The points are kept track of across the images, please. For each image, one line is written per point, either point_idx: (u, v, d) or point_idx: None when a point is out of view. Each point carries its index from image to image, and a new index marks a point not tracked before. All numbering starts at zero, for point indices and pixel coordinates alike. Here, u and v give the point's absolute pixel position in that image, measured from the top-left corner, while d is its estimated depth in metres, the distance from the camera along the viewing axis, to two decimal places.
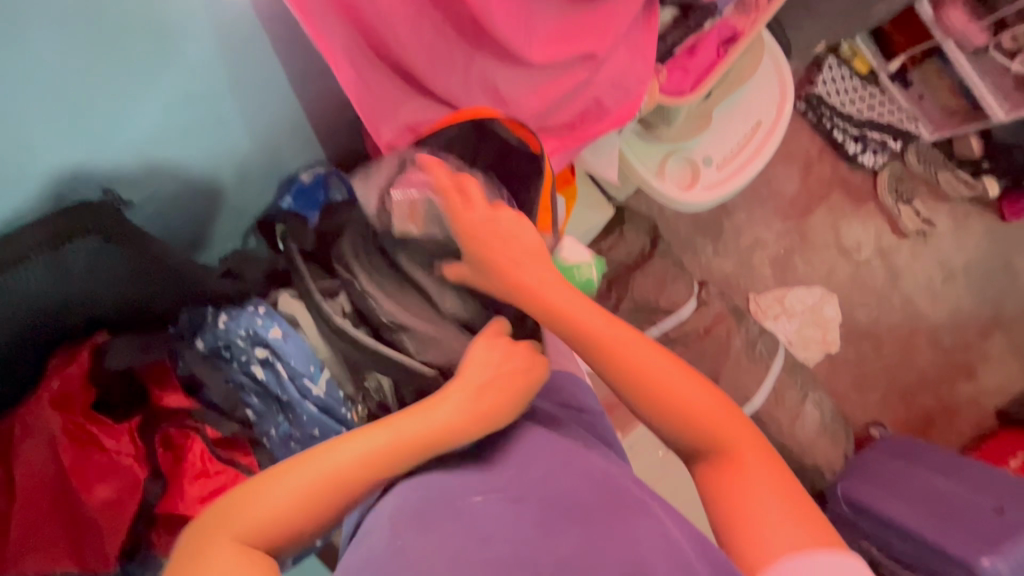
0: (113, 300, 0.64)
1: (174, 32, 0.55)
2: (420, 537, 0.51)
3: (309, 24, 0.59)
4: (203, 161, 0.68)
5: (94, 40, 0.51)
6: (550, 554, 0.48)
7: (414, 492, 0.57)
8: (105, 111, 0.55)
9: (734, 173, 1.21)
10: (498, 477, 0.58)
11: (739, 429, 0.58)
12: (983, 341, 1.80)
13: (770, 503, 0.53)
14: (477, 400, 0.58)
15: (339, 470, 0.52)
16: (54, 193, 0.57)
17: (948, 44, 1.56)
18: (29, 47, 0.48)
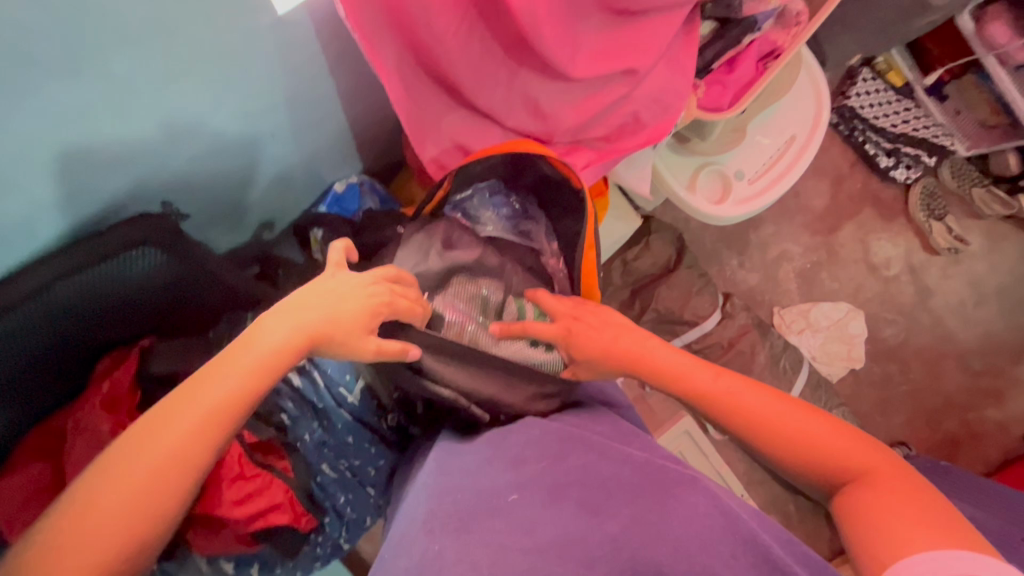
0: (164, 305, 0.66)
1: (244, 55, 0.56)
2: (459, 534, 0.53)
3: (365, 41, 0.60)
4: (250, 168, 0.70)
5: (170, 67, 0.51)
6: (600, 538, 0.52)
7: (450, 493, 0.59)
8: (169, 130, 0.57)
9: (765, 188, 1.20)
10: (529, 468, 0.60)
11: (869, 454, 0.57)
12: (1014, 365, 1.75)
13: (897, 509, 0.52)
14: (302, 327, 0.53)
15: (163, 451, 0.46)
16: (114, 202, 0.59)
17: (990, 60, 1.53)
18: (111, 76, 0.48)
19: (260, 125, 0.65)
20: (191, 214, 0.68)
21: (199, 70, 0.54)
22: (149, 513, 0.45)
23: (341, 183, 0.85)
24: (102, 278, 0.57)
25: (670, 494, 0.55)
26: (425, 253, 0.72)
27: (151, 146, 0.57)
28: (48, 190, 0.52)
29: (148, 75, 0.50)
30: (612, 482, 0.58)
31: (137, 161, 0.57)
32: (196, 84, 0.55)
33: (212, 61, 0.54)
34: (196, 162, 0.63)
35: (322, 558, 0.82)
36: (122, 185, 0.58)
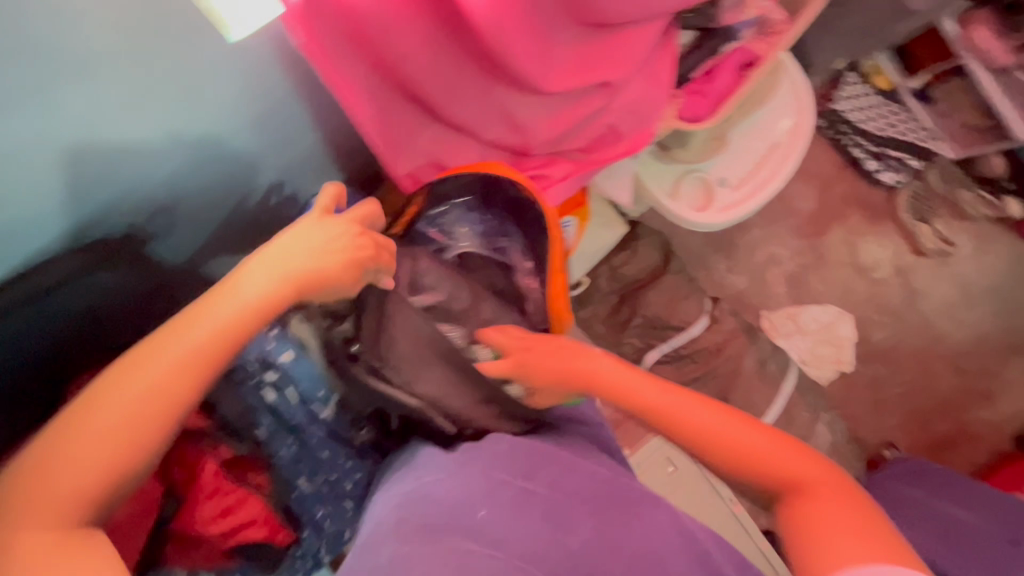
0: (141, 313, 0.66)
1: (204, 78, 0.58)
2: (427, 539, 0.53)
3: (325, 62, 0.61)
4: (221, 184, 0.71)
5: (130, 91, 0.54)
6: (562, 549, 0.53)
7: (419, 506, 0.58)
8: (136, 151, 0.59)
9: (750, 194, 1.20)
10: (497, 480, 0.60)
11: (811, 469, 0.58)
12: (1002, 366, 1.76)
13: (834, 520, 0.53)
14: (283, 278, 0.56)
15: (143, 391, 0.49)
16: (88, 223, 0.61)
17: (973, 63, 1.53)
18: (74, 102, 0.51)
19: (230, 143, 0.68)
20: (165, 234, 0.70)
21: (161, 92, 0.56)
22: (137, 449, 0.49)
23: (318, 197, 0.82)
24: (76, 296, 0.59)
25: (627, 510, 0.58)
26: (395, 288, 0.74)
27: (120, 167, 0.59)
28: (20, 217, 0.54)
29: (111, 100, 0.53)
30: (578, 496, 0.59)
31: (108, 185, 0.59)
32: (161, 106, 0.57)
33: (175, 83, 0.57)
34: (166, 180, 0.65)
35: (301, 573, 0.81)
36: (92, 207, 0.60)
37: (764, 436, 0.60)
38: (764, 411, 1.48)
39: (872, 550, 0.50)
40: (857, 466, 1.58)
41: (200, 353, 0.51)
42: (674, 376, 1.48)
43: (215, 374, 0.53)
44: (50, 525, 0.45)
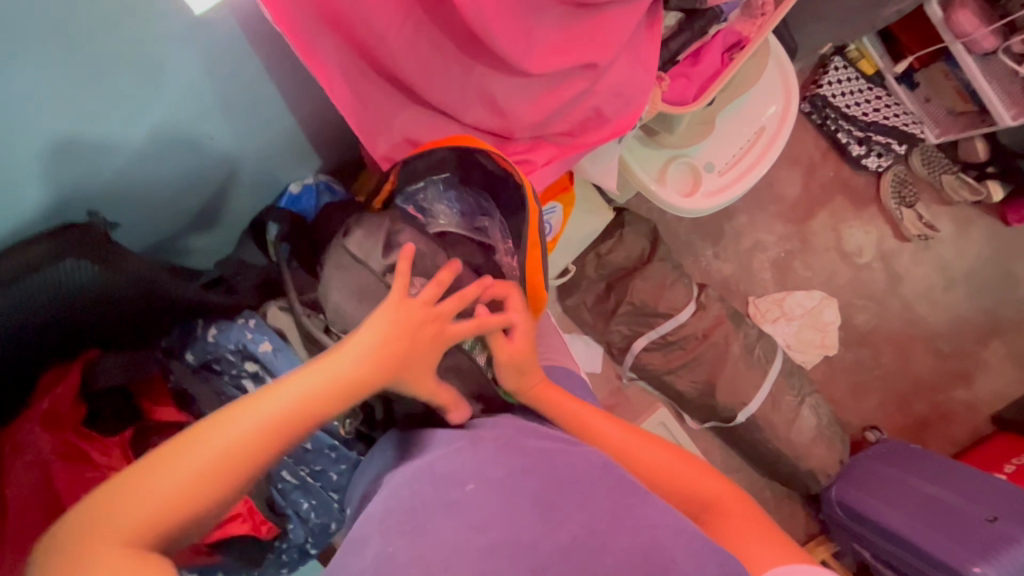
0: (115, 320, 0.63)
1: (162, 59, 0.54)
2: (413, 534, 0.54)
3: (295, 37, 0.58)
4: (190, 177, 0.67)
5: (77, 69, 0.50)
6: (553, 542, 0.52)
7: (412, 483, 0.60)
8: (88, 136, 0.55)
9: (736, 178, 1.20)
10: (489, 456, 0.61)
11: (715, 486, 0.71)
12: (982, 348, 1.79)
13: (750, 536, 0.64)
14: (371, 354, 0.57)
15: (218, 453, 0.49)
16: (39, 214, 0.57)
17: (957, 48, 1.53)
18: (11, 77, 0.47)
19: (196, 130, 0.63)
20: (129, 225, 0.66)
21: (113, 71, 0.52)
22: (198, 508, 0.48)
23: (296, 184, 0.81)
24: (39, 292, 0.55)
25: (627, 502, 0.56)
26: (372, 244, 0.72)
27: (71, 153, 0.55)
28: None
29: (54, 77, 0.49)
30: (567, 480, 0.58)
31: (58, 171, 0.55)
32: (112, 87, 0.53)
33: (127, 62, 0.52)
34: (127, 169, 0.61)
35: (288, 564, 0.80)
36: (43, 197, 0.56)
37: (677, 460, 0.73)
38: (749, 396, 1.50)
39: (786, 556, 0.61)
40: (842, 448, 1.60)
41: (299, 410, 0.53)
42: (662, 363, 1.50)
43: (295, 440, 0.53)
44: (118, 558, 0.44)
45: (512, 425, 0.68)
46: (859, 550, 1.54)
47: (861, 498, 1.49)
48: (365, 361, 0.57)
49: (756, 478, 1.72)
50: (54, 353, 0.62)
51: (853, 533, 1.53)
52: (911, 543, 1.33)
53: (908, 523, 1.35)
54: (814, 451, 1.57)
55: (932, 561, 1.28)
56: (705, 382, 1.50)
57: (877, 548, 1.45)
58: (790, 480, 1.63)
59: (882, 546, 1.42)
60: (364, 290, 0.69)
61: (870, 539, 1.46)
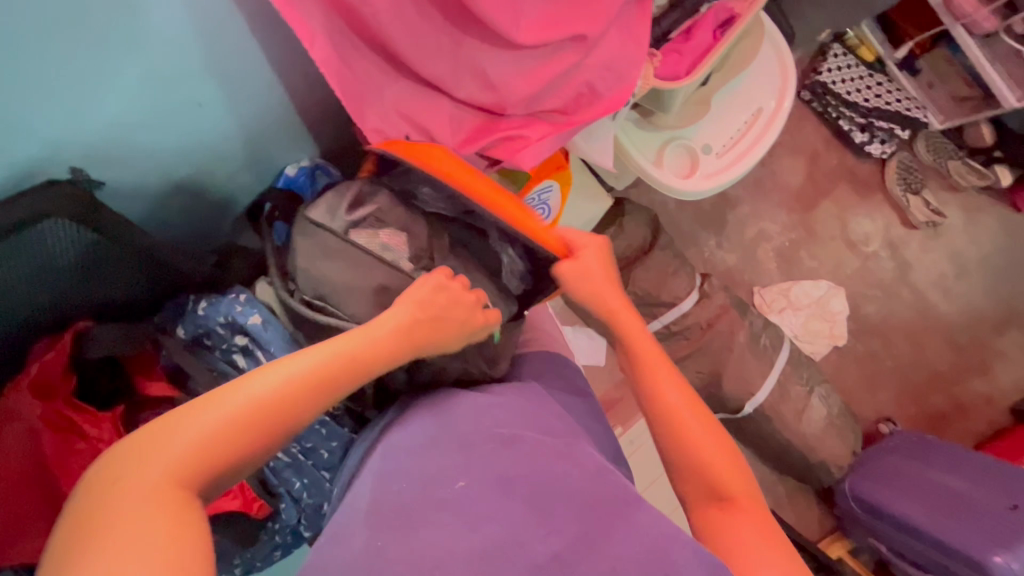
0: (101, 283, 0.62)
1: (146, 6, 0.52)
2: (403, 532, 0.50)
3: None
4: (179, 143, 0.65)
5: (60, 10, 0.47)
6: (544, 545, 0.49)
7: (397, 479, 0.56)
8: (73, 89, 0.52)
9: (735, 160, 1.18)
10: (477, 451, 0.58)
11: (739, 481, 0.64)
12: (997, 337, 1.75)
13: (750, 532, 0.60)
14: (420, 321, 0.60)
15: (276, 392, 0.49)
16: (24, 170, 0.54)
17: (958, 29, 1.51)
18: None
19: (182, 91, 0.61)
20: (120, 188, 0.64)
21: (96, 16, 0.50)
22: (244, 447, 0.48)
23: (292, 166, 0.81)
24: (25, 250, 0.54)
25: (618, 509, 0.53)
26: (336, 205, 0.74)
27: (58, 104, 0.52)
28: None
29: (38, 18, 0.46)
30: (558, 477, 0.56)
31: (46, 118, 0.52)
32: (98, 31, 0.51)
33: (112, 4, 0.50)
34: (116, 128, 0.58)
35: (282, 546, 0.79)
36: (32, 150, 0.53)
37: (713, 439, 0.67)
38: (757, 386, 1.47)
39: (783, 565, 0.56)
40: (854, 440, 1.57)
41: (322, 376, 0.52)
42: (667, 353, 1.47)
43: (340, 392, 0.54)
44: (167, 491, 0.42)
45: (492, 408, 0.66)
46: (875, 545, 1.49)
47: (878, 491, 1.45)
48: (380, 338, 0.57)
49: (766, 472, 1.69)
50: (46, 319, 0.61)
51: (868, 527, 1.49)
52: (931, 535, 1.28)
53: (928, 516, 1.30)
54: (825, 443, 1.53)
55: (953, 553, 1.23)
56: (711, 372, 1.47)
57: (895, 541, 1.40)
58: (802, 472, 1.59)
59: (902, 540, 1.37)
60: (328, 249, 0.70)
61: (888, 533, 1.41)
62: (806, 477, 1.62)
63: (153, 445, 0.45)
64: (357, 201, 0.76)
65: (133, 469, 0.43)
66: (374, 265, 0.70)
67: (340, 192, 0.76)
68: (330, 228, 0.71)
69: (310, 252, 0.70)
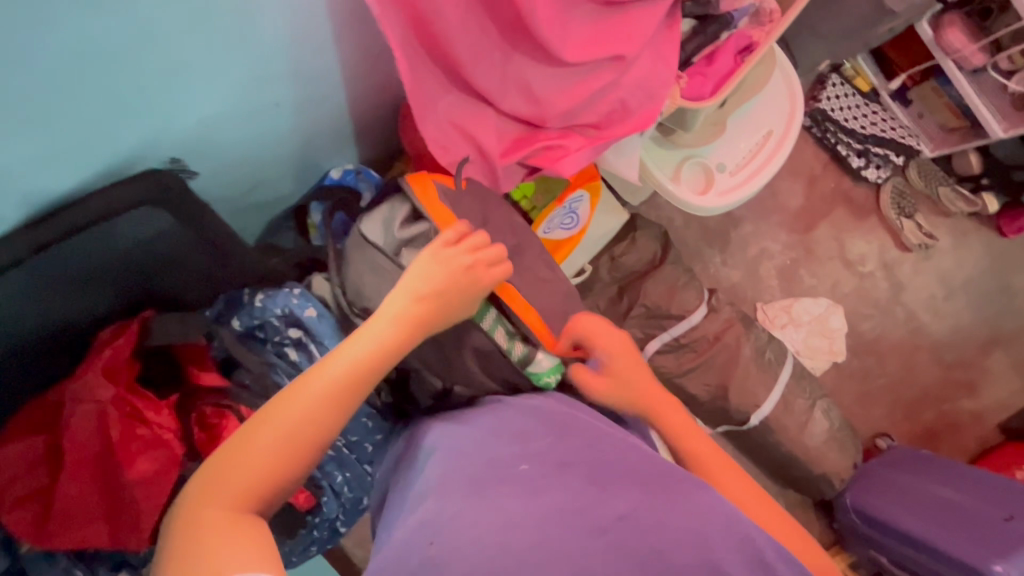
0: (168, 264, 0.66)
1: (256, 12, 0.55)
2: (472, 499, 0.53)
3: (376, 3, 0.62)
4: (255, 139, 0.69)
5: (189, 11, 0.50)
6: (611, 508, 0.51)
7: (461, 460, 0.60)
8: (179, 87, 0.55)
9: (745, 181, 1.24)
10: (535, 442, 0.61)
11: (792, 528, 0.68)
12: (985, 357, 1.82)
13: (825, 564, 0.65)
14: (412, 307, 0.60)
15: (300, 425, 0.54)
16: (124, 160, 0.58)
17: (949, 64, 1.60)
18: (130, 12, 0.47)
19: (267, 93, 0.64)
20: (202, 176, 0.67)
21: (214, 20, 0.53)
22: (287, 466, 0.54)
23: (336, 169, 0.83)
24: (93, 241, 0.57)
25: (676, 488, 0.55)
26: (390, 220, 0.75)
27: (167, 100, 0.56)
28: (66, 137, 0.52)
29: (168, 19, 0.49)
30: (615, 463, 0.58)
31: (154, 113, 0.56)
32: (213, 34, 0.54)
33: (229, 15, 0.53)
34: (207, 124, 0.61)
35: (318, 541, 0.82)
36: (135, 141, 0.57)
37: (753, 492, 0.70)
38: (762, 398, 1.51)
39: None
40: (855, 453, 1.61)
41: (367, 362, 0.57)
42: (676, 366, 1.50)
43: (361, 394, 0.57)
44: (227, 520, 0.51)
45: (546, 410, 0.68)
46: (876, 557, 1.52)
47: (878, 503, 1.48)
48: (411, 312, 0.60)
49: (768, 484, 1.72)
50: (121, 293, 0.65)
51: (869, 540, 1.53)
52: (929, 544, 1.32)
53: (928, 527, 1.34)
54: (826, 456, 1.57)
55: (951, 562, 1.26)
56: (717, 385, 1.51)
57: (895, 553, 1.43)
58: (804, 485, 1.63)
59: (901, 551, 1.40)
60: (376, 267, 0.71)
61: (889, 546, 1.45)
62: (806, 490, 1.66)
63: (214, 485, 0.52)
64: (412, 216, 0.76)
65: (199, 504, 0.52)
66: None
67: (396, 206, 0.76)
68: (379, 248, 0.72)
69: (361, 271, 0.71)
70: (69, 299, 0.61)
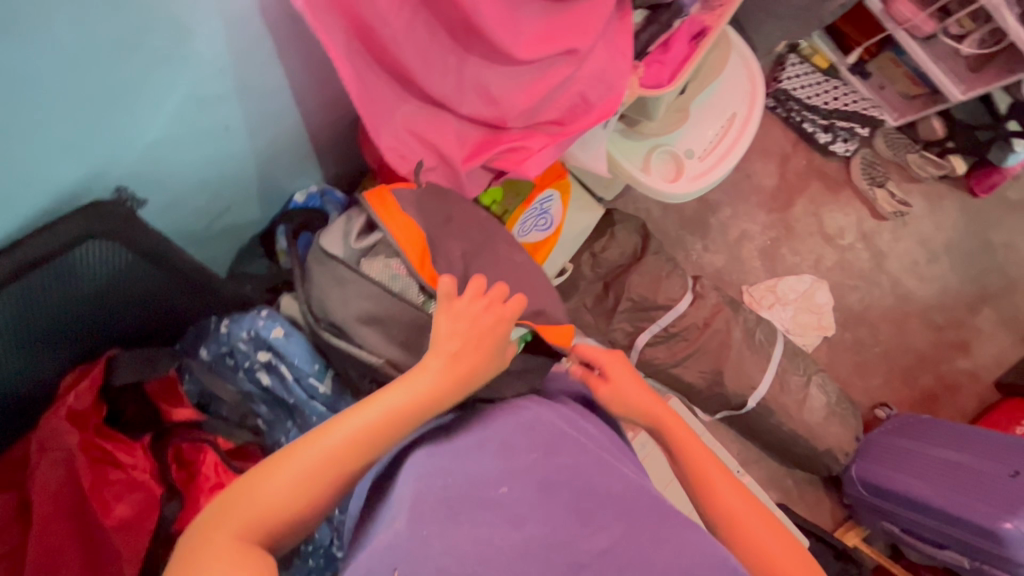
0: (127, 293, 0.65)
1: (190, 29, 0.54)
2: (445, 522, 0.50)
3: (315, 20, 0.60)
4: (208, 163, 0.68)
5: (118, 29, 0.49)
6: (591, 542, 0.50)
7: (441, 477, 0.56)
8: (118, 110, 0.54)
9: (716, 162, 1.25)
10: (519, 459, 0.59)
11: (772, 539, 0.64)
12: (974, 317, 1.83)
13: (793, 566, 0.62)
14: (454, 365, 0.60)
15: (316, 461, 0.54)
16: (70, 192, 0.56)
17: (900, 33, 1.64)
18: (51, 35, 0.45)
19: (213, 114, 0.63)
20: (155, 204, 0.66)
21: (145, 41, 0.52)
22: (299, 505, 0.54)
23: (300, 193, 0.84)
24: (45, 277, 0.56)
25: (662, 524, 0.53)
26: (348, 232, 0.74)
27: (105, 122, 0.54)
28: (7, 174, 0.50)
29: (96, 38, 0.48)
30: (600, 490, 0.56)
31: (90, 142, 0.54)
32: (143, 52, 0.52)
33: (160, 30, 0.52)
34: (154, 148, 0.60)
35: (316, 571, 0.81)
36: (79, 172, 0.55)
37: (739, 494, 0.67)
38: (757, 379, 1.51)
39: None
40: (855, 425, 1.61)
41: (401, 415, 0.57)
42: (668, 355, 1.50)
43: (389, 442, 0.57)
44: (229, 552, 0.49)
45: (535, 424, 0.65)
46: (889, 528, 1.52)
47: (884, 473, 1.48)
48: (455, 367, 0.60)
49: (774, 466, 1.71)
50: (80, 328, 0.64)
51: (881, 511, 1.52)
52: (942, 509, 1.30)
53: (936, 491, 1.33)
54: (828, 431, 1.56)
55: (965, 524, 1.25)
56: (712, 371, 1.50)
57: (907, 522, 1.42)
58: (810, 463, 1.62)
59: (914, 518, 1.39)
60: (342, 279, 0.70)
61: (902, 516, 1.44)
62: (813, 469, 1.64)
63: (224, 511, 0.52)
64: (367, 228, 0.75)
65: (197, 552, 0.49)
66: (381, 296, 0.69)
67: (353, 218, 0.75)
68: (340, 258, 0.71)
69: (325, 285, 0.71)
70: (28, 337, 0.59)
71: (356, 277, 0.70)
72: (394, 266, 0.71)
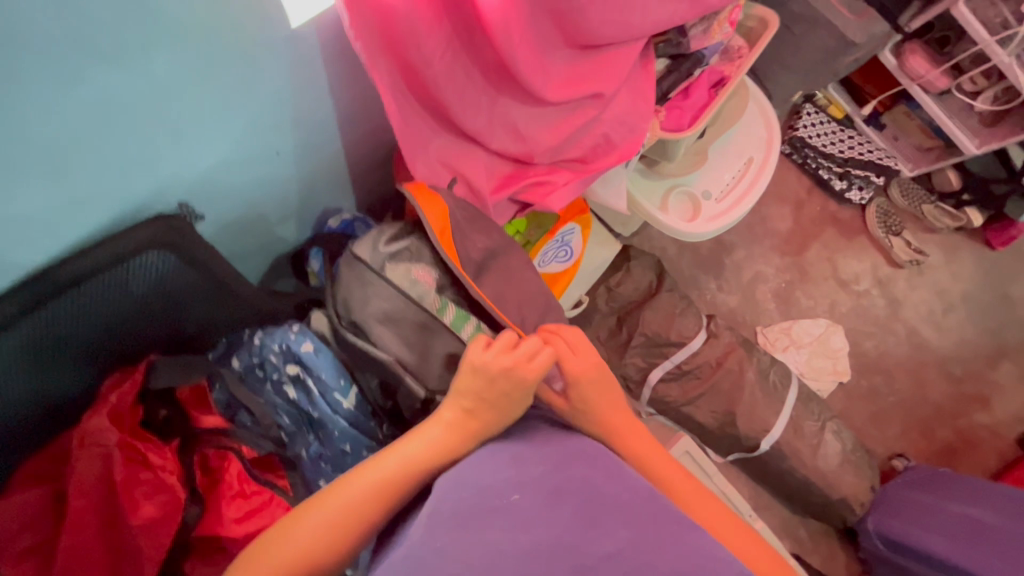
0: (173, 301, 0.70)
1: (263, 63, 0.60)
2: (457, 530, 0.50)
3: (369, 60, 0.66)
4: (258, 184, 0.73)
5: (204, 61, 0.54)
6: (598, 546, 0.49)
7: (453, 490, 0.56)
8: (191, 131, 0.59)
9: (732, 204, 1.28)
10: (529, 471, 0.58)
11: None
12: (993, 371, 1.81)
13: None
14: (452, 429, 0.64)
15: (322, 527, 0.59)
16: (139, 204, 0.62)
17: (914, 88, 1.68)
18: (148, 65, 0.51)
19: (269, 142, 0.69)
20: (208, 218, 0.71)
21: (222, 73, 0.57)
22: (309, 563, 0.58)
23: (335, 218, 0.87)
24: (103, 284, 0.61)
25: (668, 530, 0.53)
26: (376, 238, 0.78)
27: (176, 141, 0.59)
28: (87, 184, 0.55)
29: (183, 68, 0.53)
30: (609, 500, 0.55)
31: (161, 159, 0.59)
32: (219, 82, 0.58)
33: (235, 65, 0.58)
34: (213, 169, 0.66)
35: None
36: (149, 185, 0.61)
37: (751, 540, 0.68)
38: (771, 423, 1.49)
39: None
40: (871, 474, 1.58)
41: (397, 478, 0.61)
42: (681, 394, 1.50)
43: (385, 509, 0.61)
44: None
45: (548, 444, 0.64)
46: None
47: (900, 527, 1.43)
48: (463, 417, 0.65)
49: (787, 514, 1.67)
50: (129, 329, 0.68)
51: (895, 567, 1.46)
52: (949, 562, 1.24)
53: (949, 544, 1.27)
54: (843, 480, 1.53)
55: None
56: (725, 411, 1.49)
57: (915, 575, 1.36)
58: (824, 512, 1.58)
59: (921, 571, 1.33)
60: (365, 281, 0.74)
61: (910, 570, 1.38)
62: (827, 518, 1.60)
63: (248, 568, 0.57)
64: (399, 234, 0.79)
65: None
66: (399, 299, 0.74)
67: (382, 228, 0.79)
68: (366, 262, 0.75)
69: (349, 284, 0.75)
70: (81, 333, 0.64)
71: (383, 284, 0.74)
72: (414, 274, 0.76)
